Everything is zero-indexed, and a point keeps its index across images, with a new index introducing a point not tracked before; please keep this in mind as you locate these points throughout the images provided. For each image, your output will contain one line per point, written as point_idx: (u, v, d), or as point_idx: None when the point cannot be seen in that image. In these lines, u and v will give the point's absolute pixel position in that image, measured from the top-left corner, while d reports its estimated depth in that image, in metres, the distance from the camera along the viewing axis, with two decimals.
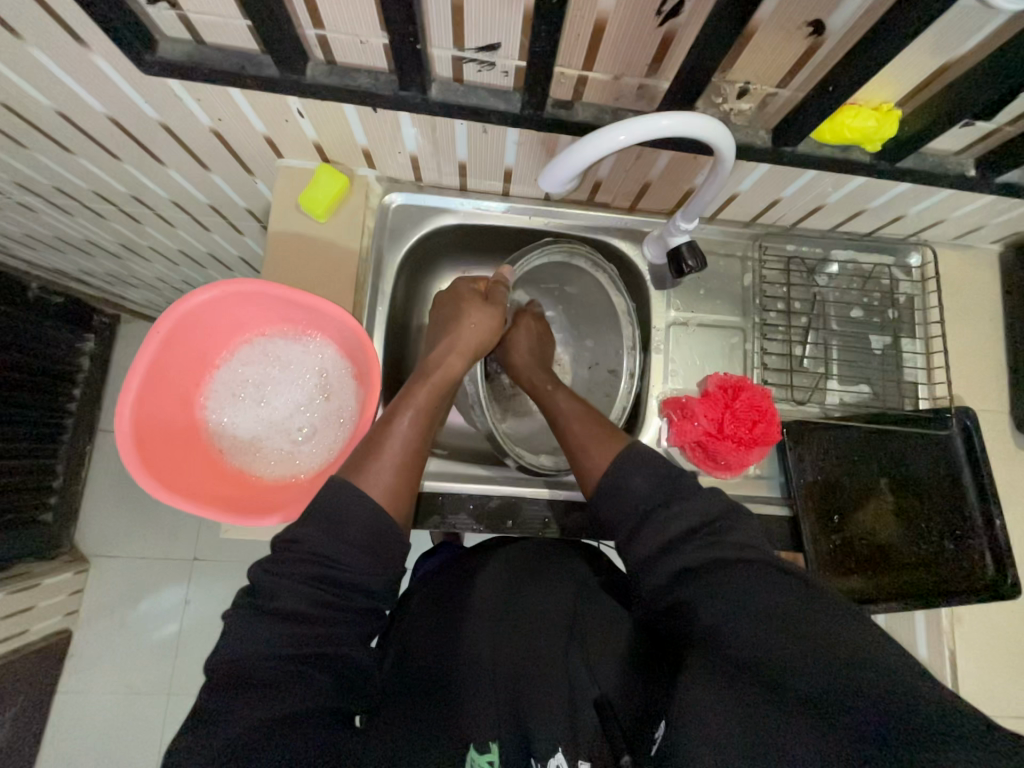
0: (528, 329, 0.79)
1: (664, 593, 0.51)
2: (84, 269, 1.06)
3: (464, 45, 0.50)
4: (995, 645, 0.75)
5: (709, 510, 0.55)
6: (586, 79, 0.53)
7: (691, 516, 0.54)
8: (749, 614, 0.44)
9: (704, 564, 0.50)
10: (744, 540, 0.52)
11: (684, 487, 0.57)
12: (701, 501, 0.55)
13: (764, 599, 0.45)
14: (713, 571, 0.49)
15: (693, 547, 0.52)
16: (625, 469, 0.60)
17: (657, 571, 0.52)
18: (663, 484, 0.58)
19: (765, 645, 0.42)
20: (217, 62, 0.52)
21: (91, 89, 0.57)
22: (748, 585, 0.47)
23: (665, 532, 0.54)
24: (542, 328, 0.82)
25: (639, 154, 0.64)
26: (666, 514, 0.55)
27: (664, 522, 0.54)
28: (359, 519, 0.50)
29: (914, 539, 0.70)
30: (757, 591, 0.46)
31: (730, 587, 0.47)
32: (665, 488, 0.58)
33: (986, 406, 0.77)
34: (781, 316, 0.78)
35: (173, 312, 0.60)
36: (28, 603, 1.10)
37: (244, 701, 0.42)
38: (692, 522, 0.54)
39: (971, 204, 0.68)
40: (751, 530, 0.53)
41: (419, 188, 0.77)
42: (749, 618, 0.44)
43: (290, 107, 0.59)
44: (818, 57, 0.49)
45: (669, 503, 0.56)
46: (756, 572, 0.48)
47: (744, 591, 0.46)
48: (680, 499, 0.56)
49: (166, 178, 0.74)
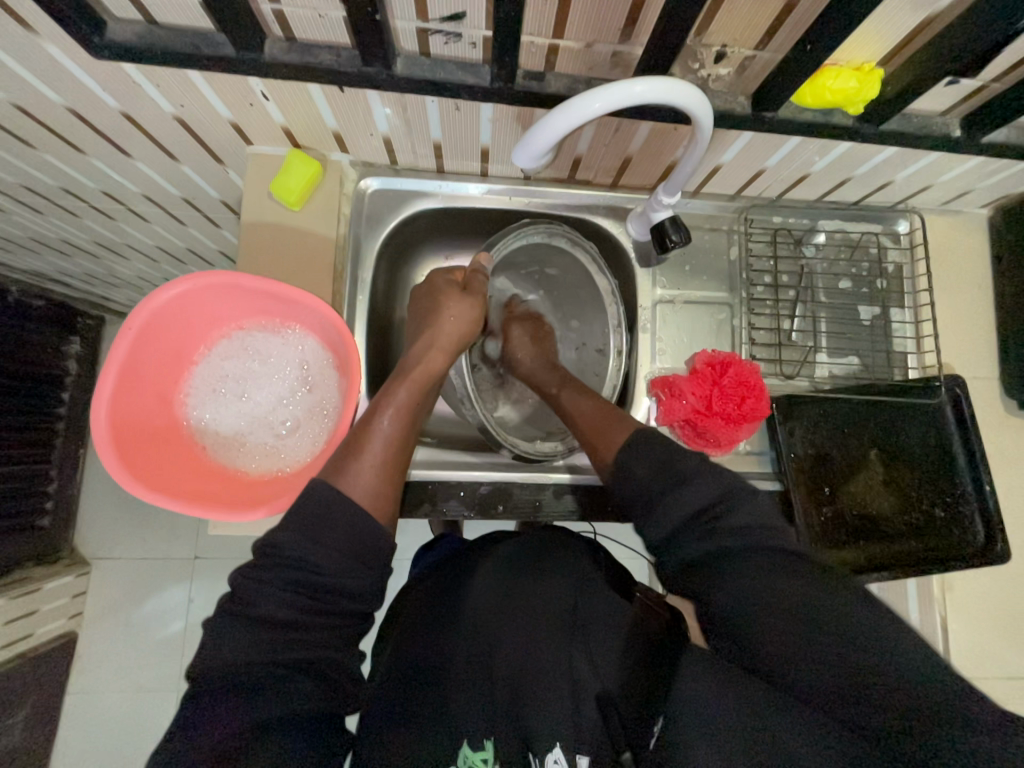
0: (521, 337, 0.79)
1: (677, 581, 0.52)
2: (62, 270, 1.04)
3: (428, 15, 0.48)
4: (986, 608, 0.76)
5: (711, 491, 0.53)
6: (557, 48, 0.51)
7: (692, 503, 0.53)
8: (756, 608, 0.46)
9: (708, 557, 0.50)
10: (747, 522, 0.51)
11: (684, 471, 0.55)
12: (701, 484, 0.54)
13: (781, 590, 0.46)
14: (721, 563, 0.49)
15: (695, 537, 0.51)
16: (631, 455, 0.59)
17: (670, 556, 0.53)
18: (664, 471, 0.56)
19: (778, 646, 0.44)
20: (171, 42, 0.49)
21: (45, 78, 0.55)
22: (761, 572, 0.48)
23: (671, 522, 0.53)
24: (538, 328, 0.80)
25: (617, 127, 0.62)
26: (664, 505, 0.54)
27: (665, 509, 0.54)
28: (340, 524, 0.49)
29: (904, 508, 0.70)
30: (769, 582, 0.47)
31: (739, 576, 0.48)
32: (665, 474, 0.56)
33: (977, 373, 0.77)
34: (769, 289, 0.76)
35: (145, 307, 0.58)
36: (31, 607, 1.10)
37: (229, 705, 0.43)
38: (693, 507, 0.53)
39: (958, 167, 0.67)
40: (756, 509, 0.52)
41: (395, 171, 0.75)
42: (761, 610, 0.46)
43: (253, 89, 0.56)
44: (795, 16, 0.48)
45: (671, 490, 0.54)
46: (769, 560, 0.49)
47: (765, 586, 0.47)
48: (680, 485, 0.54)
49: (134, 172, 0.72)
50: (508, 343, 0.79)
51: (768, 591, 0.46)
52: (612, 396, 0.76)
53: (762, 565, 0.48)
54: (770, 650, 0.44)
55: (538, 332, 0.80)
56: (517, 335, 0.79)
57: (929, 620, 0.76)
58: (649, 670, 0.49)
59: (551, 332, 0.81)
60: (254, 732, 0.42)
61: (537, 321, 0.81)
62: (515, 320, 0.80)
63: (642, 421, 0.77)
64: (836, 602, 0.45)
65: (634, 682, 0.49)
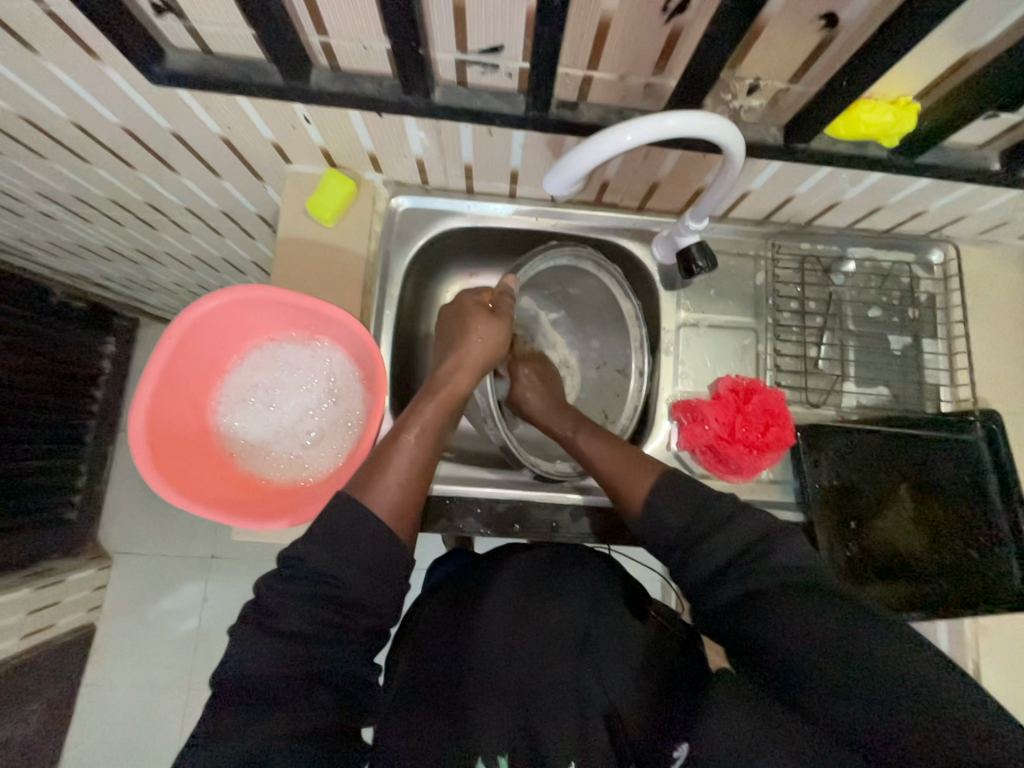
0: (530, 379, 0.78)
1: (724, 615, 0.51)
2: (104, 275, 1.08)
3: (467, 47, 0.50)
4: (1022, 657, 0.73)
5: (746, 533, 0.54)
6: (591, 79, 0.52)
7: (733, 546, 0.53)
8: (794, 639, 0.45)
9: (746, 598, 0.50)
10: (785, 563, 0.50)
11: (719, 517, 0.56)
12: (740, 526, 0.55)
13: (814, 622, 0.46)
14: (761, 604, 0.49)
15: (735, 579, 0.52)
16: (658, 502, 0.60)
17: (711, 598, 0.53)
18: (699, 515, 0.58)
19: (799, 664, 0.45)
20: (223, 71, 0.52)
21: (105, 100, 0.58)
22: (797, 607, 0.47)
23: (710, 565, 0.54)
24: (541, 368, 0.80)
25: (647, 153, 0.63)
26: (703, 548, 0.55)
27: (702, 555, 0.54)
28: (364, 538, 0.50)
29: (935, 546, 0.68)
30: (803, 615, 0.46)
31: (782, 616, 0.47)
32: (703, 519, 0.57)
33: (1014, 408, 0.74)
34: (795, 316, 0.76)
35: (184, 318, 0.61)
36: (55, 598, 1.13)
37: (247, 717, 0.43)
38: (732, 550, 0.53)
39: (996, 198, 0.66)
40: (795, 549, 0.51)
41: (426, 191, 0.77)
42: (806, 649, 0.45)
43: (296, 113, 0.59)
44: (831, 50, 0.48)
45: (709, 534, 0.55)
46: (801, 595, 0.48)
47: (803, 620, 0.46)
48: (719, 529, 0.55)
49: (179, 186, 0.75)
50: (517, 385, 0.78)
51: (801, 626, 0.46)
52: (632, 417, 0.76)
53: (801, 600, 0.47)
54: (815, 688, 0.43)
55: (544, 375, 0.80)
56: (525, 377, 0.78)
57: (961, 663, 0.73)
58: (665, 699, 0.52)
59: (555, 370, 0.82)
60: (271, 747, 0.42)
61: (540, 361, 0.81)
62: (523, 362, 0.79)
63: (662, 446, 0.76)
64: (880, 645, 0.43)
65: (650, 712, 0.51)
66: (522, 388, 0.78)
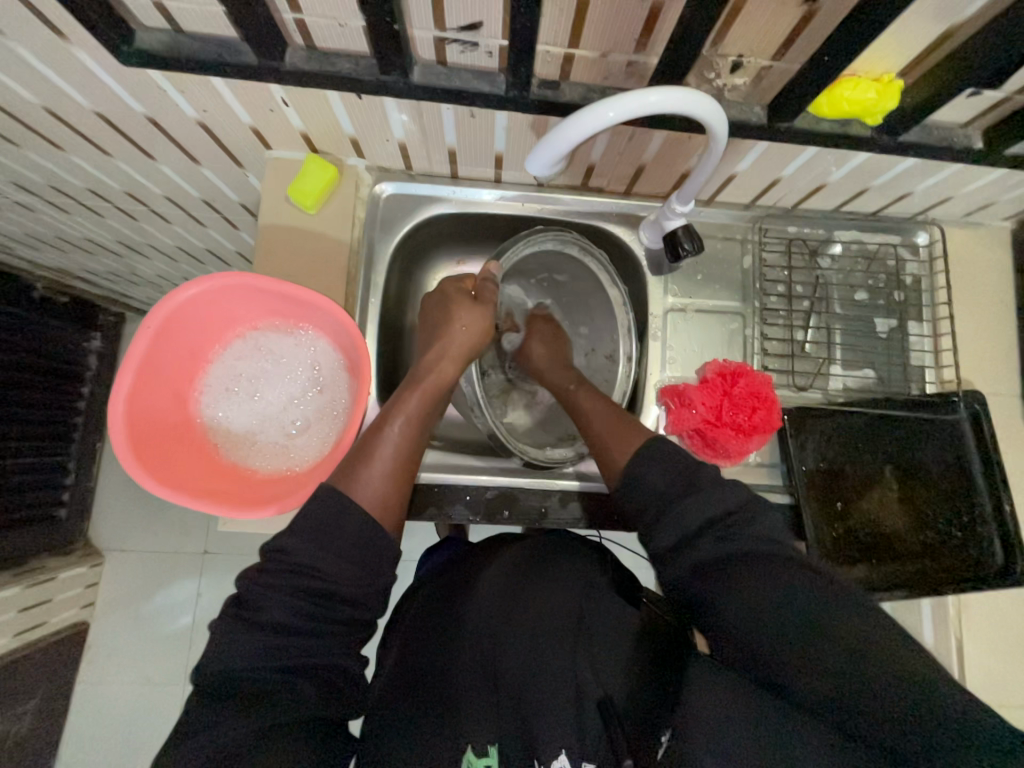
0: (542, 335, 0.80)
1: (684, 583, 0.51)
2: (87, 268, 1.07)
3: (445, 25, 0.49)
4: (1005, 637, 0.74)
5: (728, 502, 0.54)
6: (573, 57, 0.52)
7: (708, 511, 0.53)
8: (768, 610, 0.46)
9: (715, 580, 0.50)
10: (762, 533, 0.52)
11: (698, 482, 0.56)
12: (718, 492, 0.55)
13: (784, 594, 0.47)
14: (726, 572, 0.49)
15: (708, 541, 0.52)
16: (644, 461, 0.60)
17: (678, 562, 0.53)
18: (680, 480, 0.57)
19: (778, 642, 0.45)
20: (196, 51, 0.51)
21: (75, 84, 0.57)
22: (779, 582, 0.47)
23: (682, 528, 0.53)
24: (556, 327, 0.81)
25: (632, 135, 0.62)
26: (679, 510, 0.54)
27: (674, 520, 0.54)
28: (348, 529, 0.50)
29: (919, 526, 0.69)
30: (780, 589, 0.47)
31: (748, 583, 0.48)
32: (682, 481, 0.57)
33: (997, 389, 0.75)
34: (782, 300, 0.76)
35: (163, 306, 0.60)
36: (45, 596, 1.13)
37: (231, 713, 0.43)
38: (709, 515, 0.53)
39: (980, 179, 0.66)
40: (769, 524, 0.53)
41: (410, 177, 0.76)
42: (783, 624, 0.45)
43: (273, 95, 0.58)
44: (813, 27, 0.47)
45: (687, 495, 0.55)
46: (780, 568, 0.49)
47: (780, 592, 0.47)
48: (698, 491, 0.55)
49: (157, 174, 0.74)
50: (529, 340, 0.80)
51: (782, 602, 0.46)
52: (621, 403, 0.76)
53: (775, 572, 0.48)
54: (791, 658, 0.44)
55: (558, 333, 0.81)
56: (539, 332, 0.80)
57: (943, 642, 0.75)
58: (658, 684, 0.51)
59: (567, 338, 0.81)
60: (261, 738, 0.42)
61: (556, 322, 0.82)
62: (539, 319, 0.82)
63: (651, 430, 0.76)
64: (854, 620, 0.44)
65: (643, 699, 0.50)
66: (530, 340, 0.80)
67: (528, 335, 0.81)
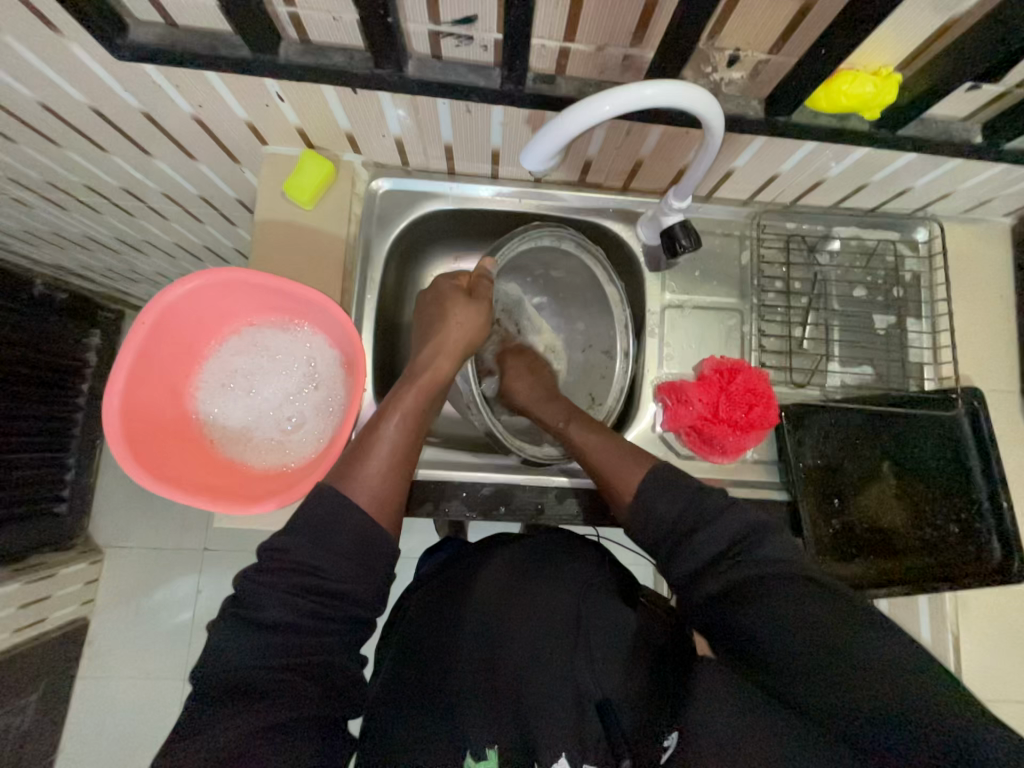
0: (518, 368, 0.78)
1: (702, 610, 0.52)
2: (86, 264, 1.07)
3: (440, 18, 0.48)
4: (1002, 635, 0.74)
5: (739, 528, 0.54)
6: (568, 51, 0.51)
7: (720, 540, 0.54)
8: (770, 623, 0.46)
9: (733, 589, 0.50)
10: (775, 555, 0.51)
11: (707, 510, 0.56)
12: (727, 522, 0.55)
13: (793, 610, 0.47)
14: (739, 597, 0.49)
15: (722, 572, 0.52)
16: (650, 493, 0.60)
17: (695, 590, 0.53)
18: (689, 510, 0.57)
19: (785, 658, 0.45)
20: (189, 44, 0.51)
21: (71, 79, 0.57)
22: (782, 597, 0.48)
23: (696, 561, 0.54)
24: (530, 357, 0.80)
25: (628, 130, 0.62)
26: (692, 543, 0.55)
27: (693, 548, 0.54)
28: (346, 529, 0.50)
29: (916, 523, 0.69)
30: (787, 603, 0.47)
31: (759, 601, 0.48)
32: (693, 511, 0.57)
33: (996, 386, 0.74)
34: (780, 296, 0.75)
35: (158, 300, 0.60)
36: (45, 592, 1.13)
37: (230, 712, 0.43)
38: (721, 543, 0.54)
39: (980, 174, 0.65)
40: (780, 545, 0.52)
41: (406, 173, 0.75)
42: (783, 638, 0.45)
43: (268, 90, 0.57)
44: (809, 20, 0.47)
45: (697, 530, 0.55)
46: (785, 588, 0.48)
47: (786, 606, 0.47)
48: (707, 525, 0.55)
49: (154, 170, 0.73)
50: (505, 377, 0.78)
51: (785, 612, 0.46)
52: (618, 398, 0.76)
53: (778, 588, 0.48)
54: (793, 661, 0.45)
55: (533, 364, 0.80)
56: (513, 366, 0.78)
57: (941, 641, 0.74)
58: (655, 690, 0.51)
59: (546, 363, 0.81)
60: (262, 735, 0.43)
61: (526, 350, 0.81)
62: (510, 353, 0.80)
63: (648, 427, 0.76)
64: (845, 629, 0.45)
65: (644, 701, 0.50)
66: (511, 378, 0.78)
67: (506, 373, 0.78)
